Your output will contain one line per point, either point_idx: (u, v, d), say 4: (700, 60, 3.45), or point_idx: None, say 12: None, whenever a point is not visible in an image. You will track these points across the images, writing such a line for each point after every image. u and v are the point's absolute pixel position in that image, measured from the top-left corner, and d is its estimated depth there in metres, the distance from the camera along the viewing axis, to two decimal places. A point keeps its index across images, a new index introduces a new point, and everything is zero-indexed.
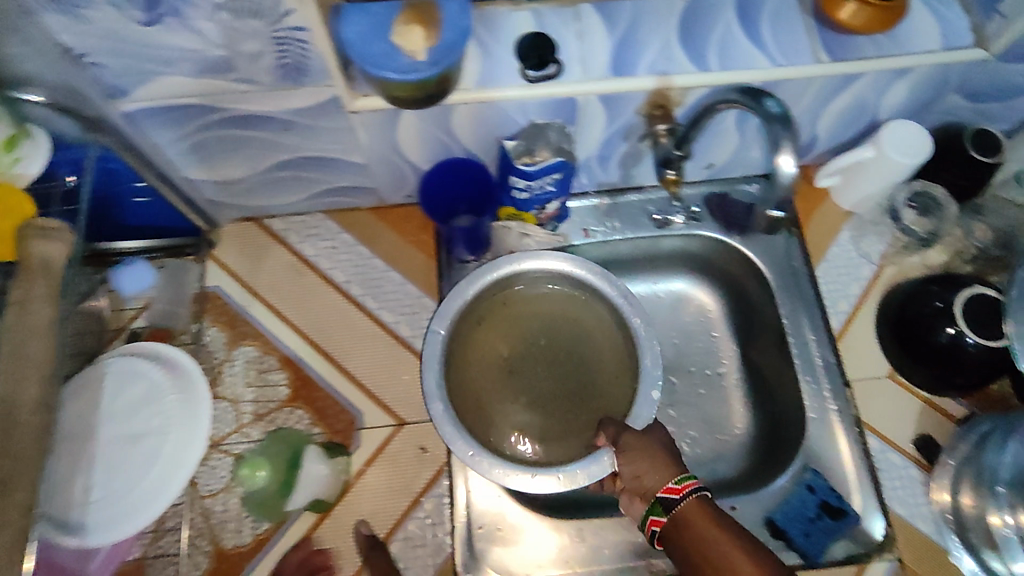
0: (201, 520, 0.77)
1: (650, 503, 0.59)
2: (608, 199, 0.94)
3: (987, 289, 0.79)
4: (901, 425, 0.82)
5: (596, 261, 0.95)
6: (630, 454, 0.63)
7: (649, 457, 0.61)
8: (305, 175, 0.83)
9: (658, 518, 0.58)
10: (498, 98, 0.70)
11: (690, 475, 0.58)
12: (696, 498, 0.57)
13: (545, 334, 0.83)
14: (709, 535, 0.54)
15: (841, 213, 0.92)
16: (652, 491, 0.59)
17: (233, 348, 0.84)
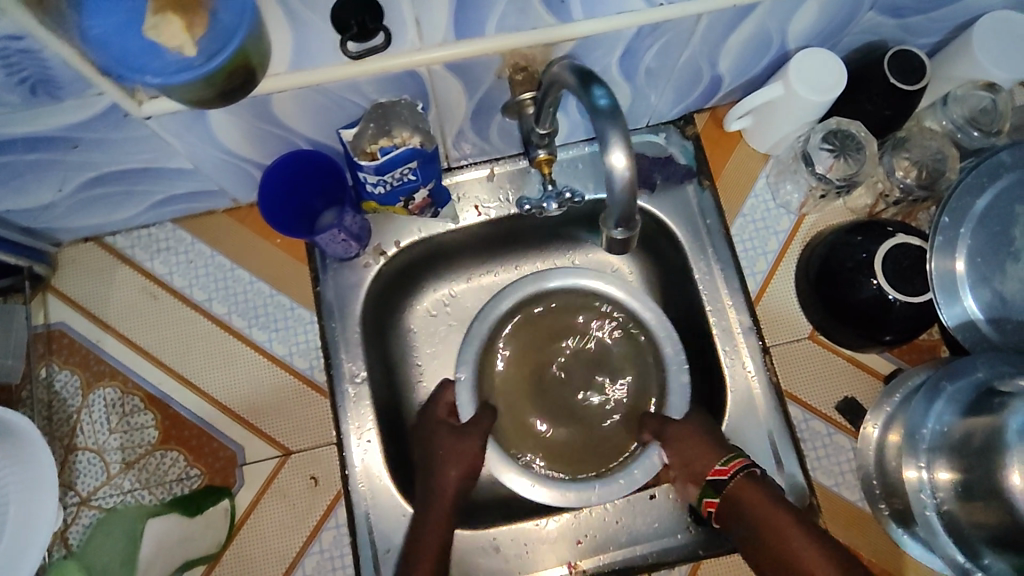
0: None
1: (703, 487, 0.70)
2: (493, 168, 0.83)
3: (911, 238, 0.72)
4: (824, 388, 0.77)
5: (502, 239, 0.86)
6: (676, 446, 0.72)
7: (694, 442, 0.72)
8: (132, 188, 0.71)
9: (712, 499, 0.69)
10: (318, 82, 0.58)
11: (735, 456, 0.70)
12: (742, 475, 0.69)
13: (601, 351, 0.82)
14: (780, 520, 0.65)
15: (757, 157, 0.83)
16: (701, 475, 0.71)
17: (90, 391, 0.75)
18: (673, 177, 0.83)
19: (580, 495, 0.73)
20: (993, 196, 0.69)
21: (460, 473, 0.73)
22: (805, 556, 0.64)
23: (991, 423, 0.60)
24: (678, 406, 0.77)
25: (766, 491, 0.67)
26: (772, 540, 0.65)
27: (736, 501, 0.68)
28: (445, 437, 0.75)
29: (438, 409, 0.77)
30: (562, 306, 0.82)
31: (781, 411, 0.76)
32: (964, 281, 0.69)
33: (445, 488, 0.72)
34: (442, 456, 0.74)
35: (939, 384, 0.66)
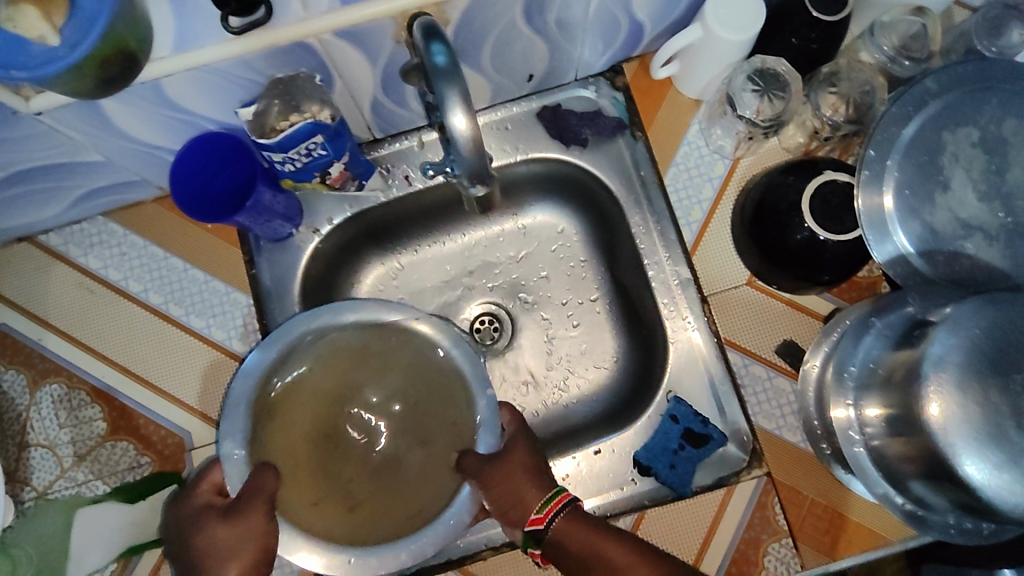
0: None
1: (524, 537, 0.64)
2: (420, 136, 0.82)
3: (839, 174, 0.70)
4: (763, 333, 0.76)
5: (439, 206, 0.85)
6: (497, 493, 0.62)
7: (518, 475, 0.64)
8: (51, 184, 0.71)
9: (535, 549, 0.64)
10: (206, 62, 0.57)
11: (550, 499, 0.63)
12: (562, 517, 0.63)
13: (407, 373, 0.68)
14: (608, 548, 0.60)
15: (688, 104, 0.81)
16: (522, 523, 0.64)
17: (37, 388, 0.76)
18: (604, 130, 0.81)
19: (411, 550, 0.59)
20: (920, 125, 0.68)
21: (247, 563, 0.59)
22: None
23: (913, 357, 0.60)
24: (489, 428, 0.63)
25: (587, 519, 0.62)
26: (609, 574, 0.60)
27: (557, 543, 0.62)
28: (218, 531, 0.61)
29: (199, 496, 0.64)
30: (342, 349, 0.67)
31: (722, 358, 0.76)
32: (893, 218, 0.67)
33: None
34: (218, 554, 0.60)
35: (868, 320, 0.66)
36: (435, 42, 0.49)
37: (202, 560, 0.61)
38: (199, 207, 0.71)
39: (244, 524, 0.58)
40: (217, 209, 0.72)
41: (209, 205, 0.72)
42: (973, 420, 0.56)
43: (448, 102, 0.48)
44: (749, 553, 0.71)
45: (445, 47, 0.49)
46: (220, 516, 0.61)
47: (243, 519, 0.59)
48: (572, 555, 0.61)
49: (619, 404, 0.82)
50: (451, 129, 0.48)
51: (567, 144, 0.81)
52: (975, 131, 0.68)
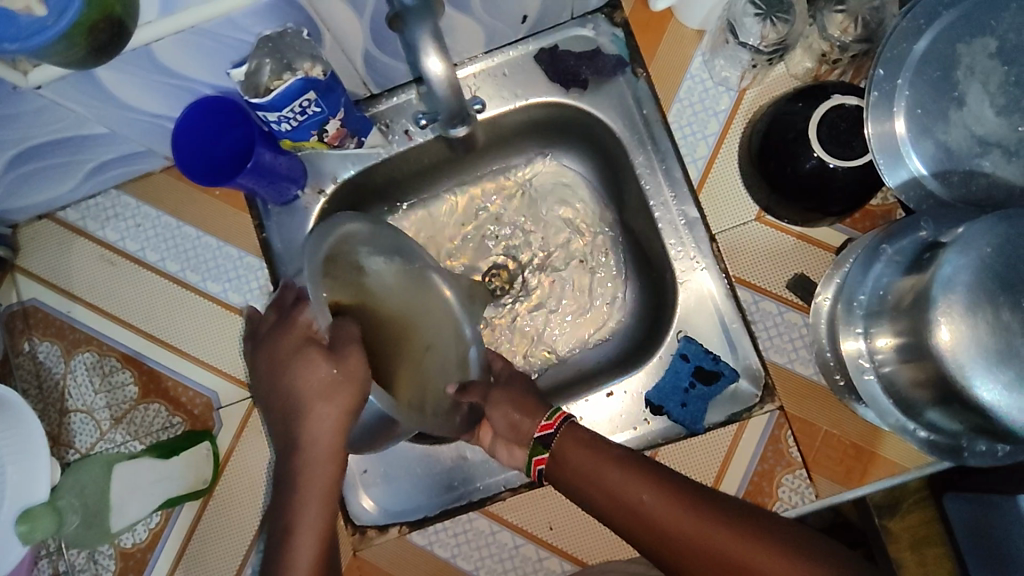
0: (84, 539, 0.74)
1: (532, 446, 0.68)
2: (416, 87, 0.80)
3: (848, 98, 0.68)
4: (774, 268, 0.74)
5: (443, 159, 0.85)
6: (503, 408, 0.69)
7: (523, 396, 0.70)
8: (61, 159, 0.73)
9: (541, 456, 0.67)
10: (193, 24, 0.58)
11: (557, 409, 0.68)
12: (567, 427, 0.68)
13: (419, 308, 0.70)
14: (591, 461, 0.64)
15: (690, 35, 0.78)
16: (529, 436, 0.68)
17: (71, 357, 0.80)
18: (604, 69, 0.79)
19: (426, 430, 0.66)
20: (933, 39, 0.64)
21: (344, 407, 0.60)
22: (623, 491, 0.63)
23: (922, 281, 0.58)
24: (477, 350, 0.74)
25: (580, 437, 0.66)
26: (589, 486, 0.64)
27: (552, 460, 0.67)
28: (319, 370, 0.60)
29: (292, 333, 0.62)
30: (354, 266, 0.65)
31: (731, 296, 0.75)
32: (906, 143, 0.65)
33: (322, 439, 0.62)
34: (320, 390, 0.60)
35: (880, 247, 0.64)
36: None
37: (300, 394, 0.62)
38: (191, 166, 0.70)
39: (346, 367, 0.59)
40: (206, 171, 0.72)
41: (203, 168, 0.71)
42: (983, 341, 0.54)
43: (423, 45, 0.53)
44: (764, 484, 0.72)
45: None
46: (314, 359, 0.61)
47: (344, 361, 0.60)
48: (568, 470, 0.65)
49: (632, 347, 0.82)
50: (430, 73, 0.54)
51: (566, 86, 0.80)
52: (993, 41, 0.64)
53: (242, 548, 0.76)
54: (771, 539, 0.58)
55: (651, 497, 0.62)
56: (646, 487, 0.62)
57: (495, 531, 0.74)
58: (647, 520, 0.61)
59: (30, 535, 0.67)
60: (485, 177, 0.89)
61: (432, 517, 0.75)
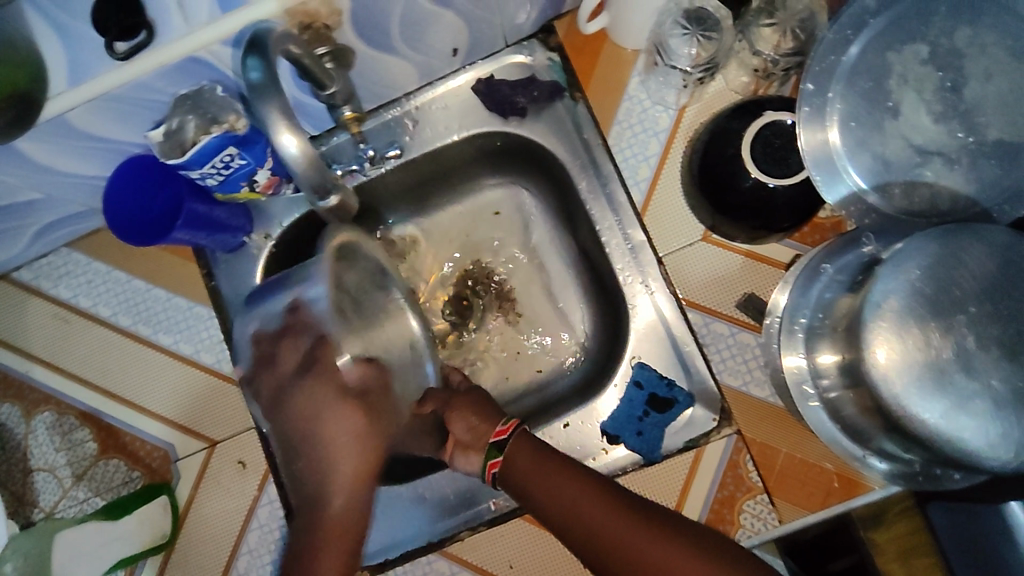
0: None
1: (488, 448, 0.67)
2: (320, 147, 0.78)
3: (782, 113, 0.66)
4: (724, 288, 0.72)
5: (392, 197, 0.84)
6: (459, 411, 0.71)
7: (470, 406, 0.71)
8: (3, 224, 0.73)
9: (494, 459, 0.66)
10: (103, 90, 0.58)
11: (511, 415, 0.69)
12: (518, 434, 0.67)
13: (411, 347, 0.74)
14: (546, 469, 0.64)
15: (626, 56, 0.77)
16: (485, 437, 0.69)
17: (31, 417, 0.81)
18: (542, 95, 0.78)
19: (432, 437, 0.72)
20: (863, 48, 0.62)
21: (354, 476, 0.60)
22: (573, 502, 0.62)
23: (859, 304, 0.56)
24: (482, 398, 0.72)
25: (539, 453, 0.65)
26: (540, 492, 0.64)
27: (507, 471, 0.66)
28: (348, 422, 0.60)
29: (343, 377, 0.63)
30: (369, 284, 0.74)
31: (682, 319, 0.73)
32: (842, 156, 0.63)
33: (347, 479, 0.60)
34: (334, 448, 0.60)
35: (819, 266, 0.63)
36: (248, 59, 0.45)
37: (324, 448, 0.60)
38: (119, 219, 0.70)
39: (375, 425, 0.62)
40: (133, 228, 0.70)
41: (131, 223, 0.70)
42: (924, 365, 0.52)
43: (271, 120, 0.46)
44: (725, 512, 0.70)
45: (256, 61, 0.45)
46: (354, 409, 0.61)
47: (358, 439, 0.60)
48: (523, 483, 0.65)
49: (591, 375, 0.81)
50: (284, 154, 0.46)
51: (505, 115, 0.78)
52: (925, 47, 0.61)
53: None
54: (718, 557, 0.59)
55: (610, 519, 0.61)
56: (598, 501, 0.62)
57: (455, 572, 0.73)
58: (593, 532, 0.61)
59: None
60: (435, 210, 0.88)
61: (390, 561, 0.74)
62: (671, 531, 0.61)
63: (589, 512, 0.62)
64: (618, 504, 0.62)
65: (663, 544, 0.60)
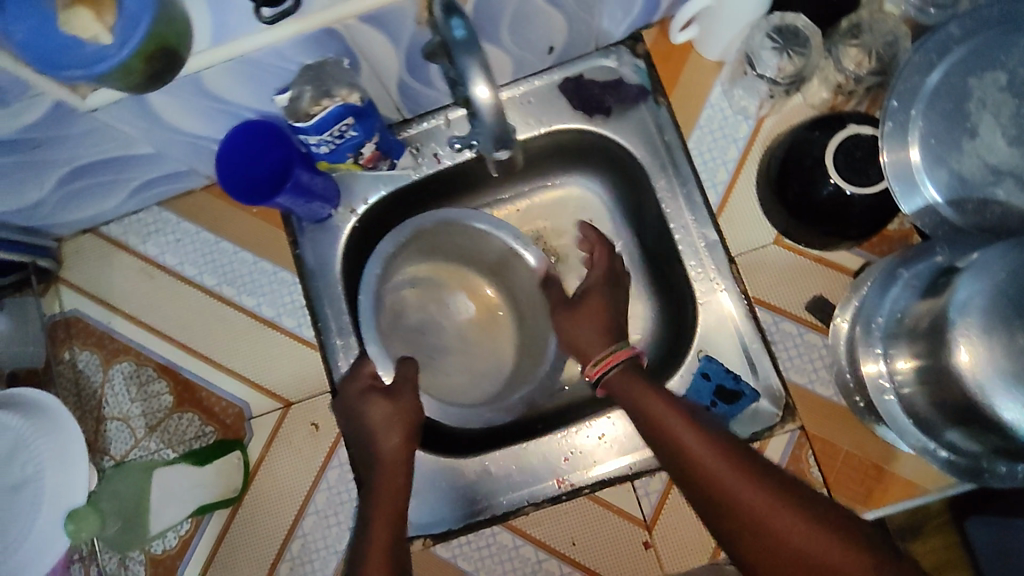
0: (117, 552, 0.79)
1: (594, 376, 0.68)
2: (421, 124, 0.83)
3: (863, 127, 0.71)
4: (794, 290, 0.77)
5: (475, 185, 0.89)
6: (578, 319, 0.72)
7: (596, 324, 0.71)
8: (109, 177, 0.76)
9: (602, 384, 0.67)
10: (242, 53, 0.60)
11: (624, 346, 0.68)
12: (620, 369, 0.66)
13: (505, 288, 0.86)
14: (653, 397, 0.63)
15: (709, 66, 0.81)
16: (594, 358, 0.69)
17: (109, 366, 0.83)
18: (627, 97, 0.82)
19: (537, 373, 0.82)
20: (945, 72, 0.67)
21: (399, 436, 0.67)
22: (676, 432, 0.60)
23: (939, 306, 0.60)
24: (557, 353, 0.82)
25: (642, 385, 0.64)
26: (645, 412, 0.63)
27: (612, 394, 0.66)
28: (378, 406, 0.68)
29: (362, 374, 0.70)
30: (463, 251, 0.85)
31: (752, 316, 0.77)
32: (921, 171, 0.67)
33: (387, 453, 0.66)
34: (377, 425, 0.67)
35: (896, 271, 0.66)
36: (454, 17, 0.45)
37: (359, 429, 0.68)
38: (231, 180, 0.73)
39: (403, 399, 0.68)
40: (245, 188, 0.73)
41: (242, 183, 0.73)
42: (1004, 364, 0.56)
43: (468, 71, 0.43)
44: None
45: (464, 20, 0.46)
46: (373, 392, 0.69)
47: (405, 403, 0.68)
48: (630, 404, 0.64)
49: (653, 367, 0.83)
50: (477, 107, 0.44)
51: (591, 113, 0.82)
52: (1003, 76, 0.66)
53: (271, 556, 0.78)
54: (829, 522, 0.54)
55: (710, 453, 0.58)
56: (701, 438, 0.59)
57: (518, 545, 0.77)
58: (689, 463, 0.58)
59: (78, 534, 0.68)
60: (510, 200, 0.93)
61: (454, 531, 0.77)
62: (777, 482, 0.56)
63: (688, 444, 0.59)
64: (719, 443, 0.58)
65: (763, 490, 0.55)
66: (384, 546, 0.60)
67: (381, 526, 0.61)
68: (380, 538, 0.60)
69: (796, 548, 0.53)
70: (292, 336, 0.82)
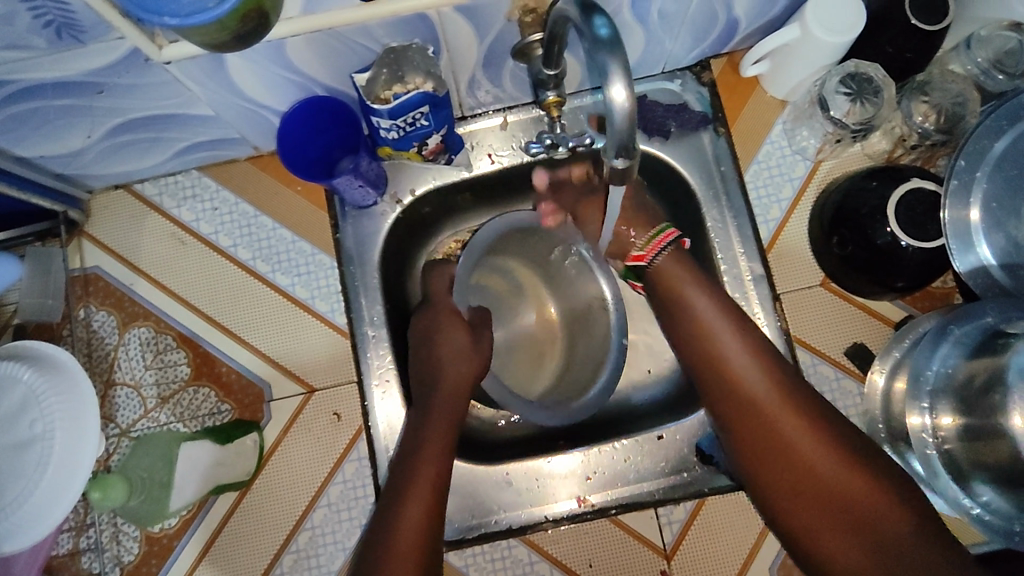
0: (112, 525, 0.75)
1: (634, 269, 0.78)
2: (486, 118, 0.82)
3: (925, 182, 0.72)
4: (835, 334, 0.78)
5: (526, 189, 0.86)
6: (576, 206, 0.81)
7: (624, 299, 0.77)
8: (158, 135, 0.73)
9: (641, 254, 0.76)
10: (330, 26, 0.59)
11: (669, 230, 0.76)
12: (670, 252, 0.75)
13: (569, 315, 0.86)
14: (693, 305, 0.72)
15: (773, 103, 0.82)
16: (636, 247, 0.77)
17: (126, 330, 0.80)
18: (689, 123, 0.81)
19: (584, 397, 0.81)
20: (1012, 140, 0.69)
21: (468, 371, 0.75)
22: (723, 351, 0.70)
23: None
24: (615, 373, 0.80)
25: (690, 267, 0.74)
26: (679, 325, 0.74)
27: (660, 271, 0.75)
28: (457, 337, 0.76)
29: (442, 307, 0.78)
30: (540, 256, 0.87)
31: (791, 356, 0.77)
32: (978, 229, 0.68)
33: (450, 379, 0.74)
34: (452, 353, 0.75)
35: (946, 328, 0.66)
36: (600, 14, 0.43)
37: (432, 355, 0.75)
38: (291, 156, 0.73)
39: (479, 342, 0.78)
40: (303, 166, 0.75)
41: (302, 159, 0.74)
42: None
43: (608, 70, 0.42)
44: None
45: (609, 21, 0.43)
46: (457, 328, 0.77)
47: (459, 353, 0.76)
48: (659, 285, 0.75)
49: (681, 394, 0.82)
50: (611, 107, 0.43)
51: (649, 134, 0.81)
52: None
53: (276, 546, 0.75)
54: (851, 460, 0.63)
55: (813, 443, 0.65)
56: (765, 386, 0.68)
57: (533, 561, 0.76)
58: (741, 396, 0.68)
59: (103, 502, 0.72)
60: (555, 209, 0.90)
61: (469, 540, 0.75)
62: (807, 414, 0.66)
63: (732, 360, 0.69)
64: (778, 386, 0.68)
65: (824, 443, 0.64)
66: (434, 492, 0.66)
67: (428, 458, 0.68)
68: (426, 474, 0.67)
69: (824, 464, 0.63)
70: (322, 321, 0.79)
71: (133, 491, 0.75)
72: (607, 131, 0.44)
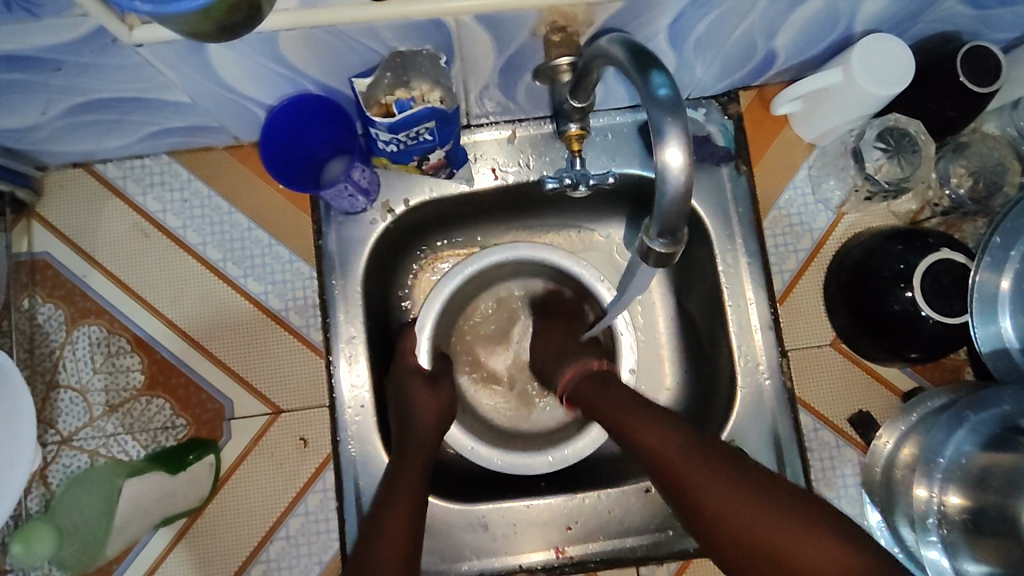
0: None
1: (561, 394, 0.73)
2: (495, 129, 0.75)
3: (955, 254, 0.67)
4: (841, 400, 0.74)
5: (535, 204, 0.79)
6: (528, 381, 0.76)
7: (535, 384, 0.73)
8: (125, 117, 0.65)
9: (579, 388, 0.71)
10: (332, 23, 0.51)
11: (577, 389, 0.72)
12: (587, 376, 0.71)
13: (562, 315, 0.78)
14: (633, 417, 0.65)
15: (801, 145, 0.77)
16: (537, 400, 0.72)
17: (74, 327, 0.72)
18: (710, 157, 0.75)
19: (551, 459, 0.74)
20: None
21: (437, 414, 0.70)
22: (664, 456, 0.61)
23: None
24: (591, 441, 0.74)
25: (609, 397, 0.68)
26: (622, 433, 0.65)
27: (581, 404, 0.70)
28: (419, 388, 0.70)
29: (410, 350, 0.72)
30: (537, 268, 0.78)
31: (792, 417, 0.73)
32: (1005, 302, 0.65)
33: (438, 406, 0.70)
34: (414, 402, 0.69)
35: (963, 413, 0.63)
36: (659, 71, 0.41)
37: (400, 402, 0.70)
38: (275, 161, 0.67)
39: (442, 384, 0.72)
40: (288, 172, 0.68)
41: (288, 166, 0.68)
42: None
43: (665, 132, 0.40)
44: None
45: (668, 77, 0.41)
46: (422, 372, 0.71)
47: (443, 386, 0.72)
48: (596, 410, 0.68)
49: None
50: (667, 175, 0.41)
51: None
52: None
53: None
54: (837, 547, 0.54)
55: (710, 484, 0.59)
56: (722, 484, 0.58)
57: None
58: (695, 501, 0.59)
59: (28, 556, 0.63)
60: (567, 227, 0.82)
61: None
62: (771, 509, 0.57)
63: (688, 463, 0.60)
64: (684, 438, 0.62)
65: (736, 493, 0.58)
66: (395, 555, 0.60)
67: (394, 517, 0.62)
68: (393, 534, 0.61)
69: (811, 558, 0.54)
70: (294, 337, 0.73)
71: (64, 543, 0.66)
72: (655, 204, 0.43)
